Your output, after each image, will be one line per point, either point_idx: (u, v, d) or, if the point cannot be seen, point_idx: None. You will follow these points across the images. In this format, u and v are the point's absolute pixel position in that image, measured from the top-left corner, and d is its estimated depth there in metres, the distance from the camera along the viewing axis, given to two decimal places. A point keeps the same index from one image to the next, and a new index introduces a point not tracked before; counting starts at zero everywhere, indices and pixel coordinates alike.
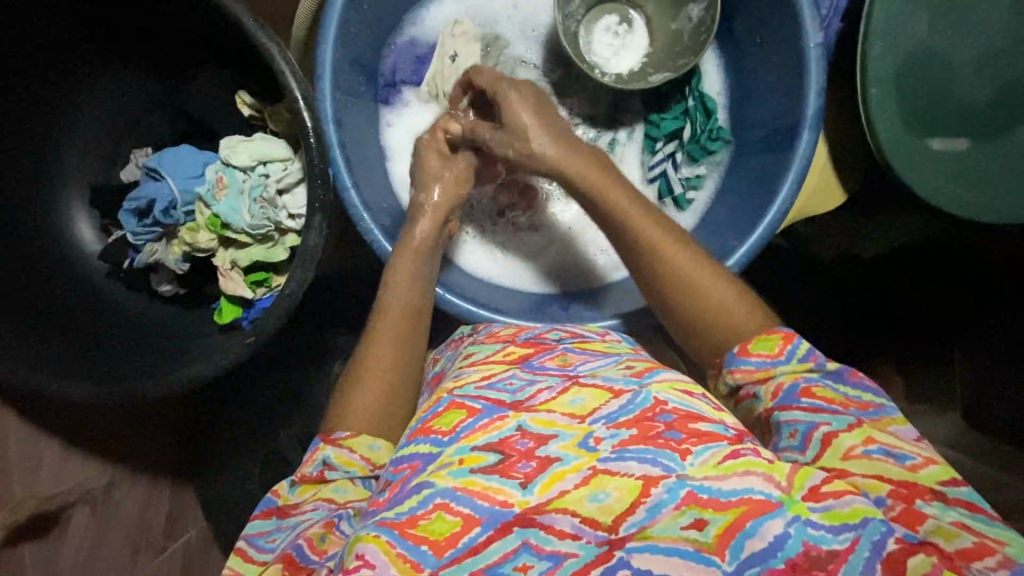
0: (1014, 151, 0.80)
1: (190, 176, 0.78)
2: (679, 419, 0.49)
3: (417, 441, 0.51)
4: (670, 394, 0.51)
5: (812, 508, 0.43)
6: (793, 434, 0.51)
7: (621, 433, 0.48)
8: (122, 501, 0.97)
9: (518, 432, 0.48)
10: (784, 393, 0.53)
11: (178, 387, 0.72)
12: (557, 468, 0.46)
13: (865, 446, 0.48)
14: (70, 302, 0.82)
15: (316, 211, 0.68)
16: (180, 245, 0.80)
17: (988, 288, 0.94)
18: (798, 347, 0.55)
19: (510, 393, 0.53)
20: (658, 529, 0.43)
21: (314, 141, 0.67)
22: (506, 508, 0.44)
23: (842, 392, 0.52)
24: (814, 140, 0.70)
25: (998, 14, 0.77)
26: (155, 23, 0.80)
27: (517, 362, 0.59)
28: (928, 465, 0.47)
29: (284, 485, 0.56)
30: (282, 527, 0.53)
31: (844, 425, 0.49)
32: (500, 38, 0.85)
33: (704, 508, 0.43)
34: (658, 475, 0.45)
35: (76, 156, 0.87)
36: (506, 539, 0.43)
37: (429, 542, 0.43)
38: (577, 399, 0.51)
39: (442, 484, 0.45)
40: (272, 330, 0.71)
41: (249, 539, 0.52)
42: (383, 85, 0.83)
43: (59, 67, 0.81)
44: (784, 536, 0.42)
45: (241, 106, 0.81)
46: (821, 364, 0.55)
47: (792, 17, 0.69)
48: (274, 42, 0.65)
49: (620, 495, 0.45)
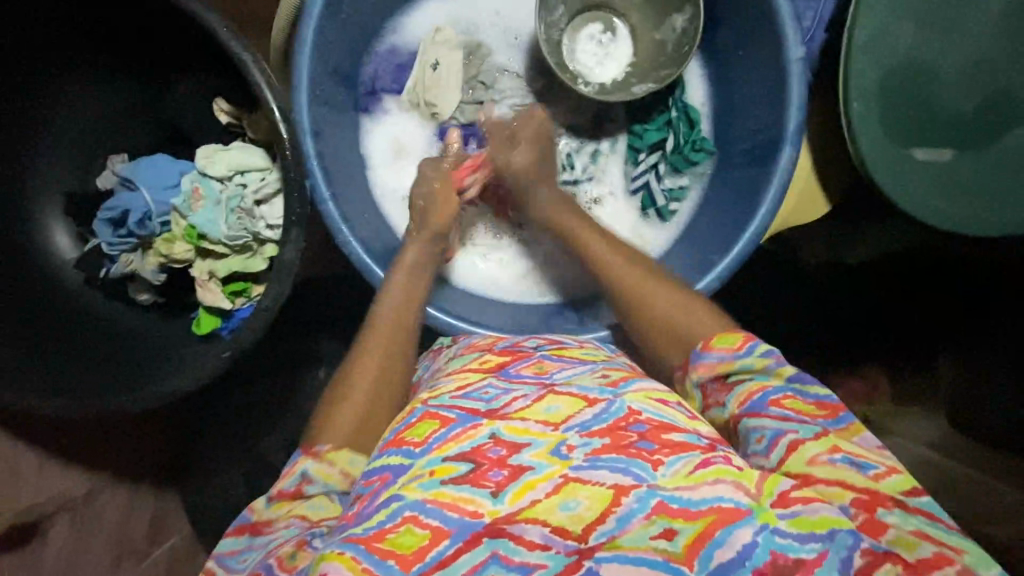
0: (998, 161, 0.80)
1: (165, 185, 0.77)
2: (652, 429, 0.48)
3: (388, 453, 0.50)
4: (645, 404, 0.51)
5: (780, 515, 0.43)
6: (760, 440, 0.50)
7: (594, 442, 0.47)
8: (104, 508, 0.96)
9: (491, 441, 0.48)
10: (750, 400, 0.52)
11: (154, 401, 0.71)
12: (528, 477, 0.46)
13: (830, 454, 0.48)
14: (45, 310, 0.81)
15: (293, 224, 0.67)
16: (157, 256, 0.79)
17: (986, 294, 0.93)
18: (759, 345, 0.55)
19: (486, 402, 0.52)
20: (626, 538, 0.43)
21: (290, 152, 0.66)
22: (476, 519, 0.44)
23: (811, 396, 0.52)
24: (796, 155, 0.70)
25: (981, 27, 0.77)
26: (155, 24, 0.75)
27: (493, 370, 0.58)
28: (891, 474, 0.47)
29: (258, 499, 0.54)
30: (254, 546, 0.51)
31: (810, 433, 0.49)
32: (483, 46, 0.84)
33: (675, 518, 0.43)
34: (629, 484, 0.45)
35: (52, 163, 0.85)
36: (476, 550, 0.43)
37: (396, 556, 0.43)
38: (552, 407, 0.50)
39: (411, 497, 0.45)
40: (248, 343, 0.70)
41: (219, 560, 0.51)
42: (364, 93, 0.82)
43: (33, 73, 0.80)
44: (753, 545, 0.42)
45: (218, 114, 0.79)
46: (783, 365, 0.54)
47: (773, 30, 0.69)
48: (248, 52, 0.64)
49: (590, 504, 0.44)
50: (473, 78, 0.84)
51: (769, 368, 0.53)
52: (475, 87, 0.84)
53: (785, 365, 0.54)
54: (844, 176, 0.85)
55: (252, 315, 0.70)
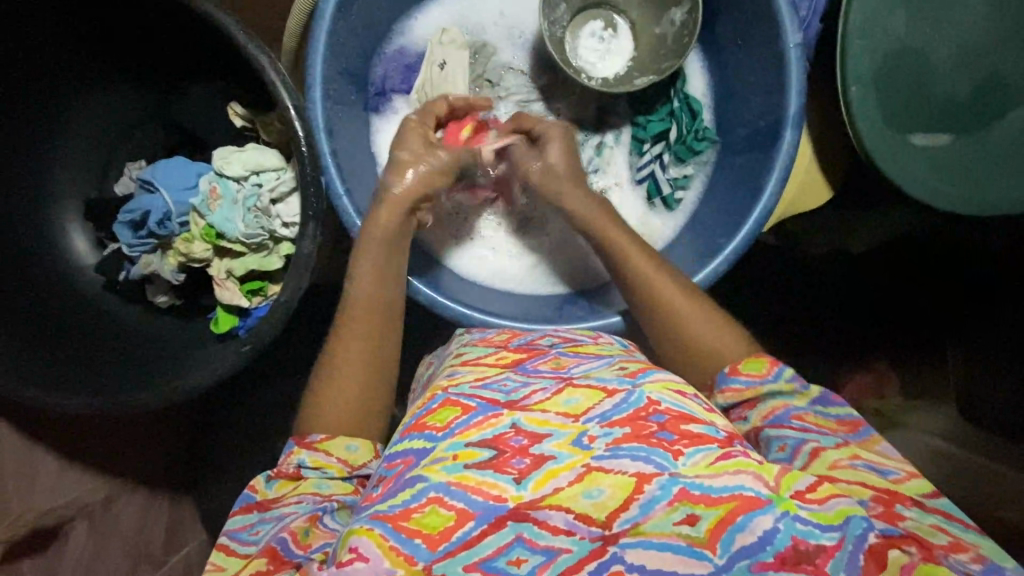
0: (995, 144, 0.82)
1: (184, 187, 0.79)
2: (672, 420, 0.49)
3: (411, 437, 0.51)
4: (663, 394, 0.51)
5: (800, 505, 0.44)
6: (783, 448, 0.52)
7: (614, 432, 0.48)
8: (121, 513, 0.96)
9: (512, 430, 0.49)
10: (774, 414, 0.54)
11: (178, 397, 0.73)
12: (551, 466, 0.47)
13: (851, 459, 0.50)
14: (67, 314, 0.83)
15: (310, 219, 0.68)
16: (176, 255, 0.81)
17: (992, 282, 0.96)
18: (785, 370, 0.57)
19: (505, 393, 0.53)
20: (650, 525, 0.44)
21: (306, 149, 0.67)
22: (500, 502, 0.45)
23: (833, 416, 0.54)
24: (796, 137, 0.71)
25: (974, 13, 0.79)
26: (143, 27, 0.78)
27: (510, 365, 0.59)
28: (911, 478, 0.49)
29: (260, 480, 0.56)
30: (265, 519, 0.52)
31: (832, 442, 0.51)
32: (488, 45, 0.86)
33: (697, 503, 0.44)
34: (650, 472, 0.45)
35: (71, 169, 0.88)
36: (501, 532, 0.44)
37: (422, 535, 0.44)
38: (572, 399, 0.51)
39: (436, 479, 0.46)
40: (267, 337, 0.71)
41: (231, 533, 0.51)
42: (374, 93, 0.84)
43: (54, 81, 0.82)
44: (773, 531, 0.43)
45: (233, 117, 0.81)
46: (807, 388, 0.56)
47: (771, 20, 0.71)
48: (264, 53, 0.66)
49: (614, 493, 0.45)
50: (479, 77, 0.86)
51: (793, 391, 0.56)
52: (482, 86, 0.86)
53: (809, 388, 0.57)
54: (846, 162, 0.87)
55: (271, 311, 0.71)
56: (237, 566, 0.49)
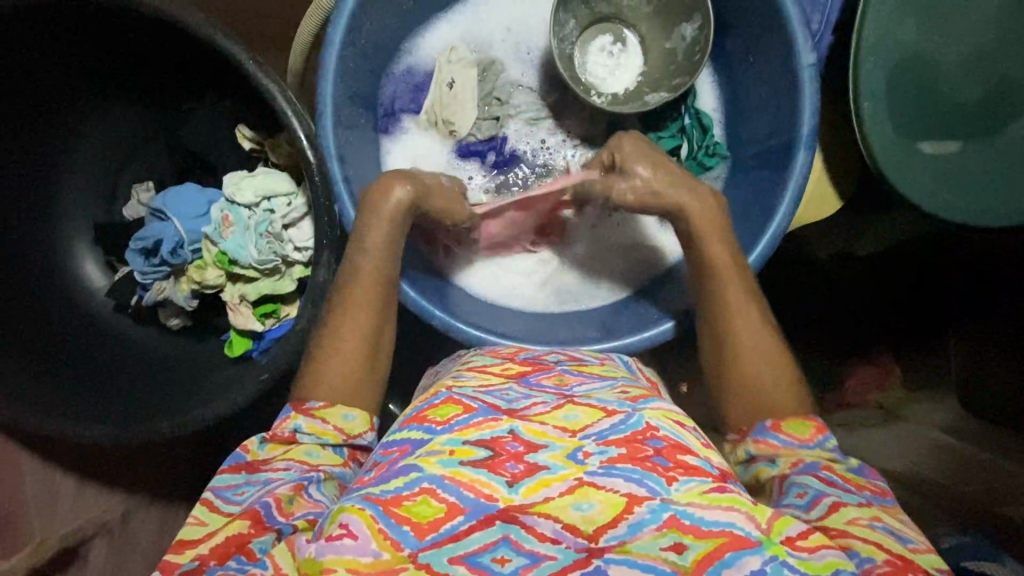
0: (1004, 153, 0.82)
1: (196, 215, 0.79)
2: (668, 447, 0.49)
3: (411, 428, 0.52)
4: (662, 422, 0.52)
5: (790, 551, 0.44)
6: (802, 495, 0.52)
7: (610, 451, 0.48)
8: (139, 529, 0.96)
9: (510, 435, 0.49)
10: (805, 465, 0.55)
11: (195, 424, 0.73)
12: (544, 475, 0.47)
13: (871, 520, 0.49)
14: (81, 341, 0.83)
15: (325, 247, 0.68)
16: (189, 282, 0.80)
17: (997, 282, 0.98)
18: (830, 440, 0.58)
19: (507, 402, 0.54)
20: (637, 545, 0.43)
21: (318, 177, 0.67)
22: (490, 502, 0.45)
23: (862, 477, 0.54)
24: (810, 158, 0.70)
25: (985, 22, 0.79)
26: (149, 52, 0.78)
27: (513, 377, 0.61)
28: (928, 552, 0.47)
29: (252, 441, 0.57)
30: (252, 480, 0.53)
31: (853, 500, 0.51)
32: (496, 62, 0.85)
33: (685, 533, 0.44)
34: (641, 495, 0.45)
35: (81, 194, 0.88)
36: (488, 530, 0.43)
37: (410, 523, 0.43)
38: (571, 415, 0.52)
39: (430, 471, 0.46)
40: (283, 367, 0.71)
41: (218, 489, 0.52)
42: (383, 114, 0.83)
43: (60, 107, 0.81)
44: (761, 572, 0.42)
45: (241, 140, 0.81)
46: (847, 458, 0.57)
47: (785, 39, 0.70)
48: (275, 82, 0.66)
49: (603, 508, 0.45)
50: (488, 95, 0.84)
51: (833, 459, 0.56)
52: (490, 104, 0.84)
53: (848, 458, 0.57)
54: (856, 172, 0.87)
55: (287, 339, 0.71)
56: (219, 522, 0.50)
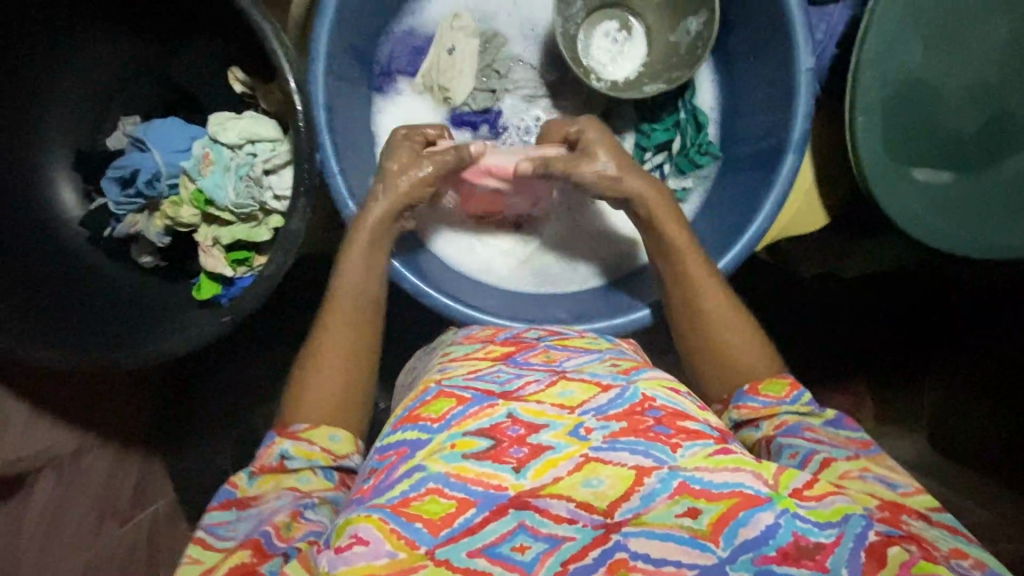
0: (997, 187, 0.82)
1: (176, 149, 0.78)
2: (668, 415, 0.47)
3: (404, 428, 0.48)
4: (658, 391, 0.50)
5: (798, 503, 0.43)
6: (794, 455, 0.53)
7: (611, 426, 0.46)
8: (89, 468, 0.93)
9: (509, 419, 0.47)
10: (789, 426, 0.56)
11: (155, 359, 0.72)
12: (550, 456, 0.45)
13: (861, 472, 0.50)
14: (47, 266, 0.82)
15: (301, 195, 0.68)
16: (162, 218, 0.80)
17: (997, 302, 0.96)
18: (804, 393, 0.59)
19: (499, 384, 0.51)
20: (653, 516, 0.42)
21: (303, 124, 0.66)
22: (500, 492, 0.43)
23: (844, 432, 0.55)
24: (797, 162, 0.71)
25: (990, 51, 0.79)
26: None
27: (501, 358, 0.58)
28: (917, 494, 0.49)
29: (240, 476, 0.53)
30: (243, 516, 0.50)
31: (842, 455, 0.52)
32: (500, 35, 0.84)
33: (698, 497, 0.42)
34: (650, 465, 0.44)
35: (64, 120, 0.86)
36: (502, 520, 0.42)
37: (423, 520, 0.41)
38: (566, 391, 0.49)
39: (435, 468, 0.44)
40: (247, 311, 0.70)
41: (208, 527, 0.49)
42: (379, 72, 0.83)
43: (54, 30, 0.80)
44: (776, 526, 0.41)
45: (232, 82, 0.80)
46: (824, 410, 0.58)
47: (786, 42, 0.70)
48: (269, 22, 0.65)
49: (613, 483, 0.43)
50: (488, 66, 0.84)
51: (811, 412, 0.58)
52: (489, 75, 0.84)
53: (824, 412, 0.58)
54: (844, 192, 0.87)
55: (254, 284, 0.70)
56: (215, 560, 0.47)
